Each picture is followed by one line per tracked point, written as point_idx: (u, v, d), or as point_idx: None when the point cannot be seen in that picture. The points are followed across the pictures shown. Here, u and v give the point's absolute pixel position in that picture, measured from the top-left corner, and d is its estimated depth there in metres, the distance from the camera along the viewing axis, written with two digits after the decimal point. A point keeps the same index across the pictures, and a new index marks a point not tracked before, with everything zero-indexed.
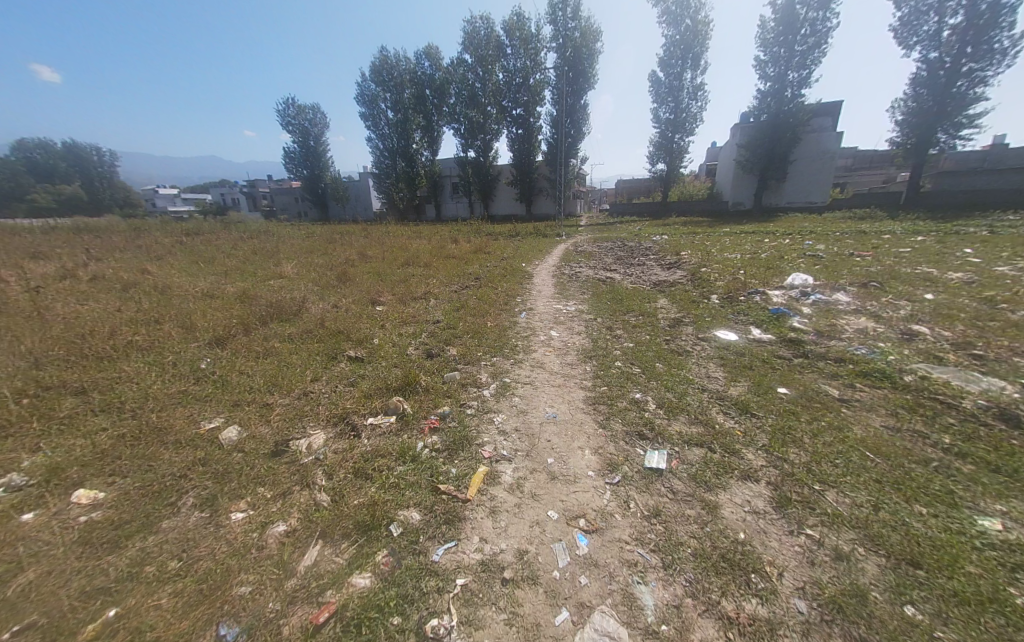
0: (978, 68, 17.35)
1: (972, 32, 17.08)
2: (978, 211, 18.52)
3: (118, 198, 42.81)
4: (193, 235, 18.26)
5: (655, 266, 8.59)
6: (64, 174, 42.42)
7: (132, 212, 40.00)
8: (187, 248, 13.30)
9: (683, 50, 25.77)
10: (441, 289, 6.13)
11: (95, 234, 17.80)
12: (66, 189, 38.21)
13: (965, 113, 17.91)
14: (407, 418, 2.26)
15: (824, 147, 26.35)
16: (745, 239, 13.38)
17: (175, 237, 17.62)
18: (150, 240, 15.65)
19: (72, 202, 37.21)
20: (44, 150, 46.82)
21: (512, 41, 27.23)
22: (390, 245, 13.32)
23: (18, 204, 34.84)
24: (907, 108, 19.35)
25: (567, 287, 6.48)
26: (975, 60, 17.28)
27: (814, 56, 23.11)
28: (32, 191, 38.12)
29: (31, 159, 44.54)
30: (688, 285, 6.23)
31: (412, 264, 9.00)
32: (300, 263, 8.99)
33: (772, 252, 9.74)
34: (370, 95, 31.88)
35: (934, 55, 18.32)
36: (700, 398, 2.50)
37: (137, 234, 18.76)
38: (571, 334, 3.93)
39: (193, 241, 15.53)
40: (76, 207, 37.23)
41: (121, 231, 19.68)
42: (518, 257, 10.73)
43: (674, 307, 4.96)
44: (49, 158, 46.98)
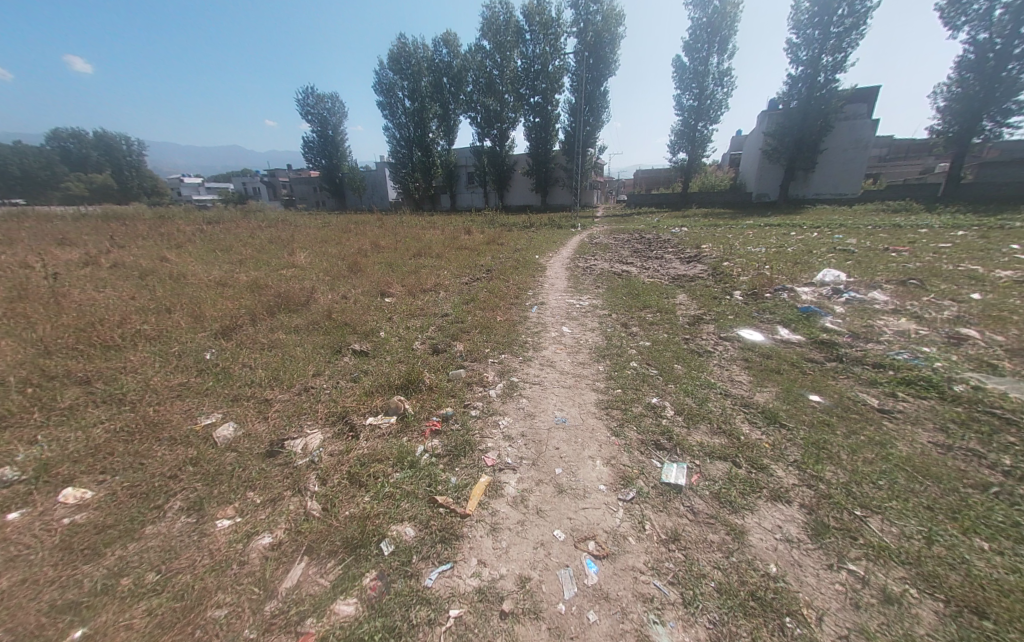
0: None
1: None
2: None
3: (145, 186, 44.26)
4: (214, 223, 18.66)
5: (673, 259, 8.27)
6: (96, 164, 44.03)
7: (159, 201, 41.28)
8: (208, 236, 13.57)
9: (709, 32, 24.60)
10: (452, 281, 6.01)
11: (123, 221, 18.42)
12: (97, 178, 39.67)
13: (1016, 98, 16.57)
14: (408, 418, 2.15)
15: (858, 134, 24.91)
16: (769, 232, 12.83)
17: (197, 224, 18.03)
18: (173, 228, 16.10)
19: (103, 190, 38.66)
20: (78, 140, 48.65)
21: (531, 26, 26.51)
22: (404, 235, 13.30)
23: (54, 192, 36.39)
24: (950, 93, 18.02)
25: (580, 281, 6.28)
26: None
27: (851, 38, 21.72)
28: (65, 179, 39.71)
29: (65, 149, 46.31)
30: (708, 280, 5.95)
31: (425, 254, 8.92)
32: (314, 252, 9.02)
33: (799, 246, 9.28)
34: (387, 83, 31.72)
35: (983, 36, 16.92)
36: (724, 405, 2.31)
37: (162, 222, 19.28)
38: (584, 331, 3.75)
39: (215, 229, 15.86)
40: (107, 195, 38.68)
41: (147, 218, 20.31)
42: (531, 248, 10.53)
43: (694, 304, 4.72)
44: (82, 148, 48.74)
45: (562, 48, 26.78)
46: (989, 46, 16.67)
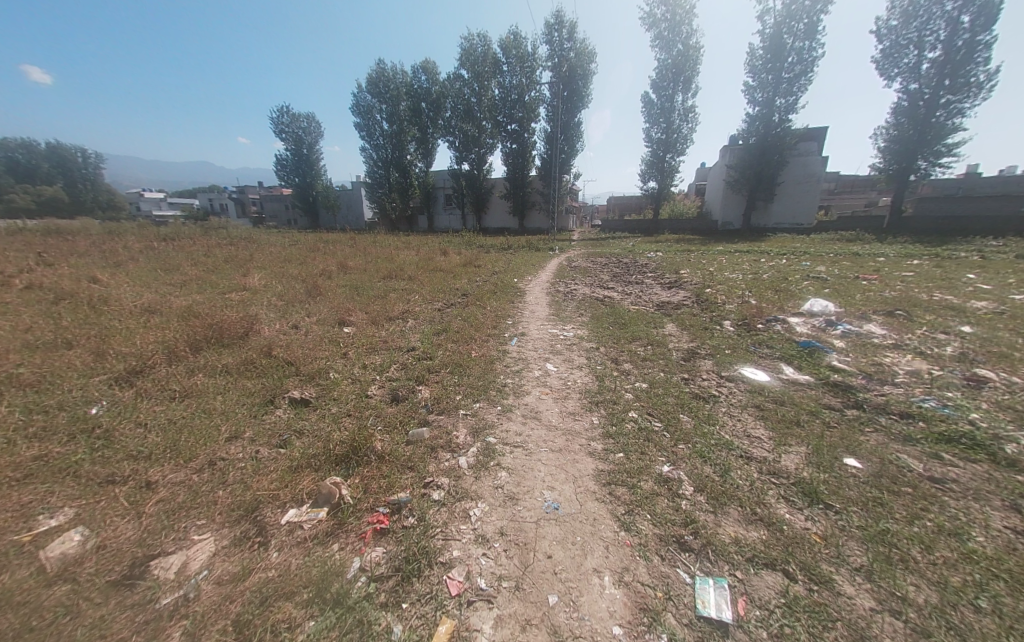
0: (956, 100, 17.80)
1: (950, 67, 17.58)
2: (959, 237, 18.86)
3: (100, 200, 41.56)
4: (169, 240, 17.37)
5: (655, 285, 8.12)
6: (46, 176, 41.29)
7: (116, 216, 38.90)
8: (157, 254, 12.45)
9: (675, 73, 26.29)
10: (423, 307, 5.48)
11: (66, 236, 16.90)
12: (46, 190, 37.08)
13: (944, 142, 18.40)
14: (342, 512, 1.56)
15: (811, 170, 26.89)
16: (740, 258, 13.20)
17: (149, 241, 16.72)
18: (120, 245, 14.77)
19: (52, 204, 36.07)
20: (27, 151, 45.63)
21: (509, 59, 27.49)
22: (376, 256, 12.75)
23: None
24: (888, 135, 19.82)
25: (563, 307, 5.91)
26: (953, 92, 17.77)
27: (800, 83, 23.72)
28: (6, 191, 36.65)
29: (12, 159, 43.35)
30: (693, 307, 5.73)
31: (396, 277, 8.38)
32: (272, 273, 8.29)
33: (772, 273, 9.43)
34: (366, 106, 31.78)
35: (914, 86, 18.82)
36: (750, 477, 1.87)
37: (110, 238, 17.81)
38: (573, 369, 3.29)
39: (167, 246, 14.68)
40: (55, 209, 35.94)
41: (94, 234, 18.71)
42: (509, 271, 10.18)
43: (685, 335, 4.40)
44: (31, 159, 45.73)
45: (538, 81, 27.83)
46: (920, 94, 18.53)
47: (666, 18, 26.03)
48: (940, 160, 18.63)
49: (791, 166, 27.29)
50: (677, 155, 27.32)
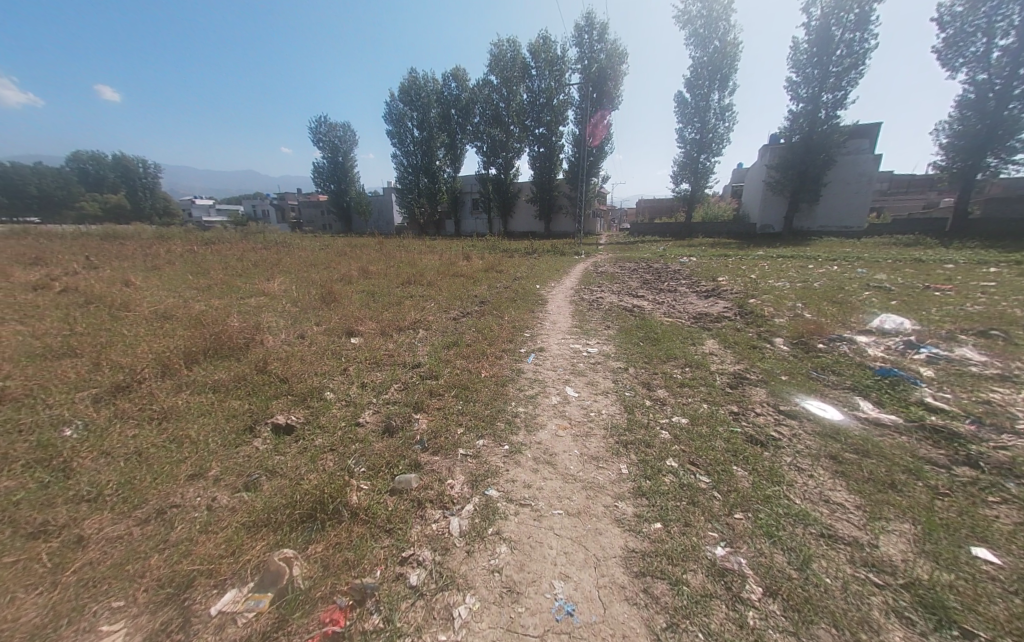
0: None
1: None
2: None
3: (158, 207, 44.91)
4: (210, 244, 18.26)
5: (689, 294, 7.47)
6: (113, 186, 45.11)
7: (170, 221, 41.92)
8: (196, 257, 13.01)
9: (710, 71, 25.09)
10: (437, 316, 5.18)
11: (121, 240, 18.17)
12: (112, 198, 40.45)
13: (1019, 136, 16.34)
14: (287, 604, 1.20)
15: (862, 169, 24.80)
16: (784, 264, 12.15)
17: (192, 245, 17.66)
18: (165, 248, 15.62)
19: (117, 211, 39.33)
20: (97, 162, 50.18)
21: (537, 63, 27.26)
22: (399, 260, 12.74)
23: (69, 212, 36.92)
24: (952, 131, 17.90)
25: (587, 318, 5.45)
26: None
27: (850, 76, 21.97)
28: (80, 199, 40.35)
29: (86, 171, 47.74)
30: (736, 320, 5.10)
31: (415, 282, 8.20)
32: (296, 277, 8.34)
33: (824, 281, 8.52)
34: (397, 114, 32.56)
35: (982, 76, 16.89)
36: (845, 576, 1.35)
37: (160, 242, 18.99)
38: (596, 396, 2.84)
39: (209, 251, 15.40)
40: (119, 216, 39.12)
41: (148, 238, 20.06)
42: (532, 276, 9.80)
43: (728, 354, 3.83)
44: (101, 170, 50.26)
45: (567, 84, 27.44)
46: (989, 86, 16.62)
47: (702, 15, 24.97)
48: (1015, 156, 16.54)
49: (839, 165, 25.30)
50: (711, 156, 26.04)
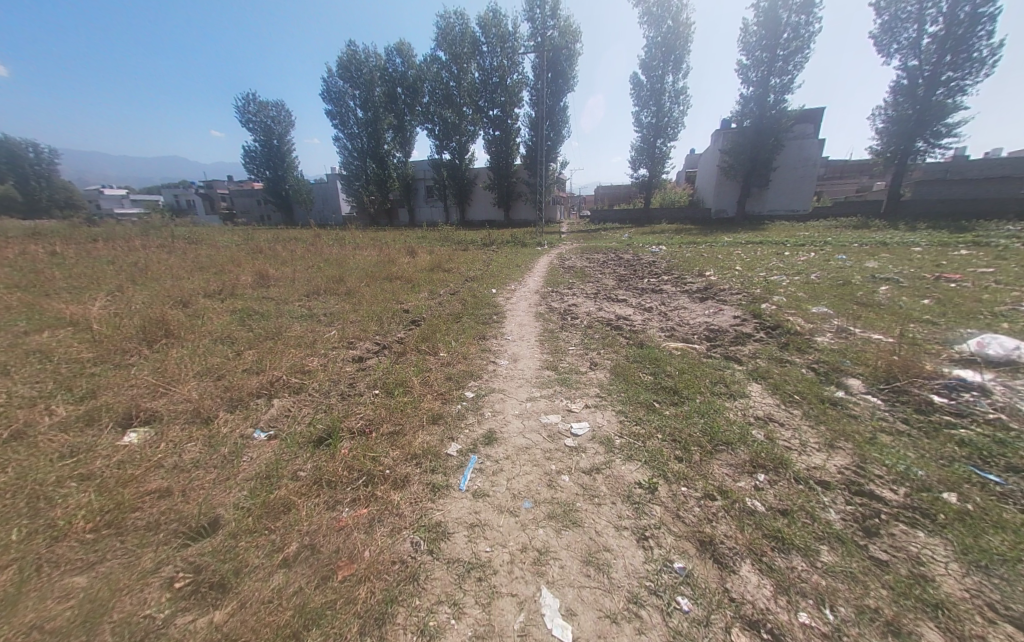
0: (957, 77, 16.10)
1: (952, 41, 15.86)
2: (966, 221, 17.49)
3: (57, 199, 37.48)
4: (95, 243, 14.66)
5: (680, 295, 6.12)
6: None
7: (73, 214, 35.31)
8: (55, 262, 9.96)
9: (666, 52, 24.10)
10: (325, 361, 3.24)
11: None
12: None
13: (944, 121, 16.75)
14: None
15: (808, 153, 25.21)
16: (760, 252, 11.32)
17: (68, 245, 14.00)
18: (25, 249, 12.13)
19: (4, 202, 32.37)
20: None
21: (488, 38, 24.84)
22: (329, 257, 10.51)
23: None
24: (886, 116, 18.10)
25: (559, 346, 3.75)
26: (955, 69, 16.06)
27: (795, 61, 21.88)
28: None
29: None
30: (766, 341, 3.69)
31: (327, 291, 6.16)
32: (157, 291, 5.93)
33: (817, 273, 7.53)
34: (337, 92, 28.93)
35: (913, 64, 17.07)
36: None
37: (31, 240, 15.06)
38: (617, 638, 1.12)
39: (85, 252, 12.13)
40: (7, 208, 32.23)
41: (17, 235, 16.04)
42: (486, 276, 8.04)
43: (807, 423, 2.29)
44: None
45: (521, 63, 25.42)
46: (919, 72, 16.79)
47: None
48: (941, 141, 16.95)
49: (788, 149, 25.52)
50: (668, 140, 25.33)
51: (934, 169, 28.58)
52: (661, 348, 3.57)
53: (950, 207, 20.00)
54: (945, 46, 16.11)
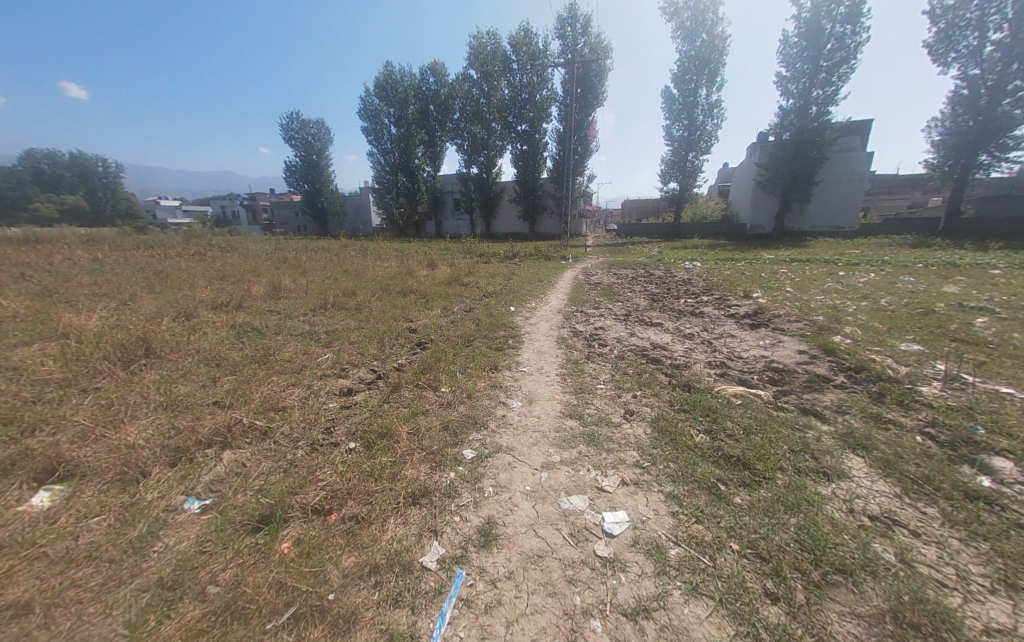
0: None
1: (1019, 49, 14.34)
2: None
3: (120, 208, 40.56)
4: (139, 250, 15.34)
5: (725, 321, 5.36)
6: (70, 186, 40.71)
7: (133, 223, 38.14)
8: (98, 268, 10.36)
9: (698, 65, 23.41)
10: (306, 396, 2.76)
11: (37, 245, 15.21)
12: (68, 198, 36.23)
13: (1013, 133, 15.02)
14: None
15: (855, 167, 23.53)
16: (808, 271, 10.27)
17: (115, 251, 14.73)
18: (76, 254, 12.79)
19: (75, 212, 35.28)
20: (51, 161, 45.48)
21: (518, 56, 25.07)
22: (349, 268, 10.37)
23: (16, 209, 32.86)
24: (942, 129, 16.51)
25: (585, 382, 3.14)
26: None
27: (841, 72, 20.61)
28: (31, 198, 35.88)
29: (37, 171, 42.99)
30: (853, 391, 2.89)
31: (336, 306, 5.82)
32: (169, 302, 5.81)
33: (885, 298, 6.53)
34: (372, 110, 30.02)
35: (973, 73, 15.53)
36: None
37: (88, 246, 16.07)
38: None
39: (128, 258, 12.66)
40: (76, 217, 35.26)
41: (75, 242, 17.20)
42: (506, 292, 7.54)
43: (956, 538, 1.53)
44: (56, 169, 45.51)
45: (550, 79, 25.43)
46: (981, 81, 15.22)
47: (688, 7, 23.32)
48: (1008, 154, 15.20)
49: (832, 162, 23.92)
50: (700, 154, 24.40)
51: (998, 185, 25.91)
52: (716, 391, 2.87)
53: (1022, 225, 17.86)
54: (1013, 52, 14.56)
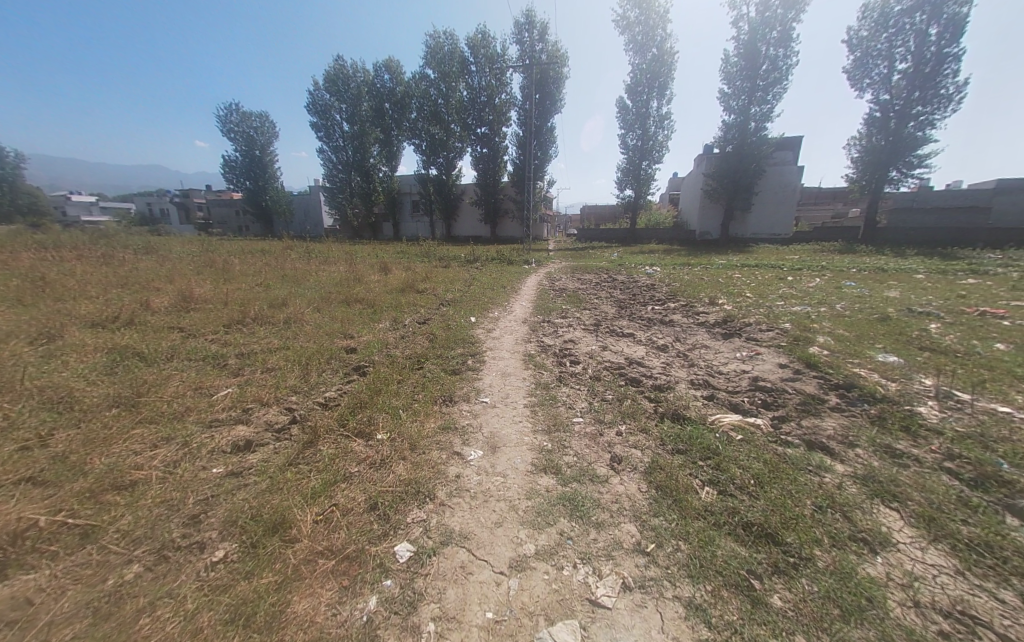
0: (927, 112, 16.27)
1: (920, 78, 16.09)
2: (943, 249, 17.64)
3: (19, 203, 34.64)
4: (28, 252, 12.83)
5: (698, 330, 5.09)
6: None
7: (34, 220, 32.75)
8: None
9: (649, 78, 24.25)
10: (174, 461, 1.94)
11: None
12: None
13: (916, 153, 16.92)
14: None
15: (789, 179, 25.49)
16: (760, 276, 10.63)
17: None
18: None
19: None
20: None
21: (477, 58, 24.58)
22: (289, 274, 9.18)
23: None
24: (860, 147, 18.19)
25: (560, 415, 2.58)
26: (924, 104, 16.24)
27: (774, 91, 22.19)
28: None
29: None
30: (852, 416, 2.60)
31: (256, 320, 4.84)
32: (29, 319, 4.51)
33: (838, 303, 6.70)
34: (323, 105, 28.10)
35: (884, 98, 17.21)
36: None
37: None
38: None
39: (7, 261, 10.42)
40: None
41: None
42: (466, 299, 6.90)
43: None
44: None
45: (509, 83, 25.20)
46: (891, 106, 16.87)
47: (639, 22, 24.13)
48: (913, 171, 17.17)
49: (769, 175, 25.73)
50: (654, 163, 25.25)
51: (902, 198, 29.25)
52: (713, 423, 2.43)
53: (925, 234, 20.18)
54: (914, 82, 16.28)
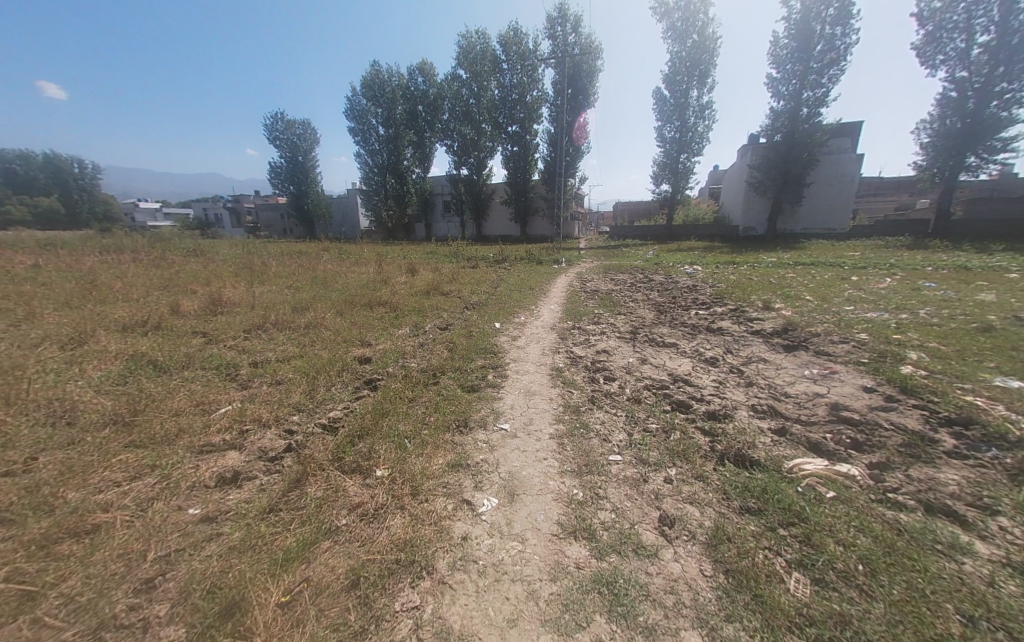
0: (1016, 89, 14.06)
1: (1005, 52, 13.95)
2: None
3: (97, 211, 38.13)
4: (96, 254, 13.91)
5: (752, 341, 4.45)
6: (42, 188, 38.22)
7: (107, 225, 36.05)
8: (30, 274, 9.02)
9: (689, 66, 22.85)
10: (146, 504, 1.71)
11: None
12: (42, 200, 33.86)
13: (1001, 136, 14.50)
14: None
15: (845, 169, 23.17)
16: (820, 276, 9.51)
17: (68, 255, 13.29)
18: (18, 260, 11.37)
19: (48, 215, 32.74)
20: (21, 161, 42.96)
21: (508, 56, 24.23)
22: (319, 276, 9.25)
23: None
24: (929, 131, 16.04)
25: (593, 451, 2.14)
26: (1012, 80, 14.05)
27: (830, 73, 20.16)
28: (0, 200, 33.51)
29: (6, 172, 40.40)
30: (983, 468, 1.98)
31: (277, 325, 4.73)
32: (69, 322, 4.64)
33: (921, 309, 5.74)
34: (359, 110, 28.82)
35: (960, 76, 15.09)
36: None
37: (41, 251, 14.56)
38: None
39: (77, 263, 11.28)
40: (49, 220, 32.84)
41: (29, 245, 15.73)
42: (491, 303, 6.56)
43: None
44: (25, 169, 42.76)
45: (541, 80, 24.72)
46: (969, 84, 14.75)
47: (678, 7, 22.83)
48: (996, 156, 14.74)
49: (823, 164, 23.51)
50: (692, 155, 23.79)
51: (981, 187, 25.88)
52: (792, 471, 1.91)
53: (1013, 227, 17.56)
54: (999, 57, 14.11)
